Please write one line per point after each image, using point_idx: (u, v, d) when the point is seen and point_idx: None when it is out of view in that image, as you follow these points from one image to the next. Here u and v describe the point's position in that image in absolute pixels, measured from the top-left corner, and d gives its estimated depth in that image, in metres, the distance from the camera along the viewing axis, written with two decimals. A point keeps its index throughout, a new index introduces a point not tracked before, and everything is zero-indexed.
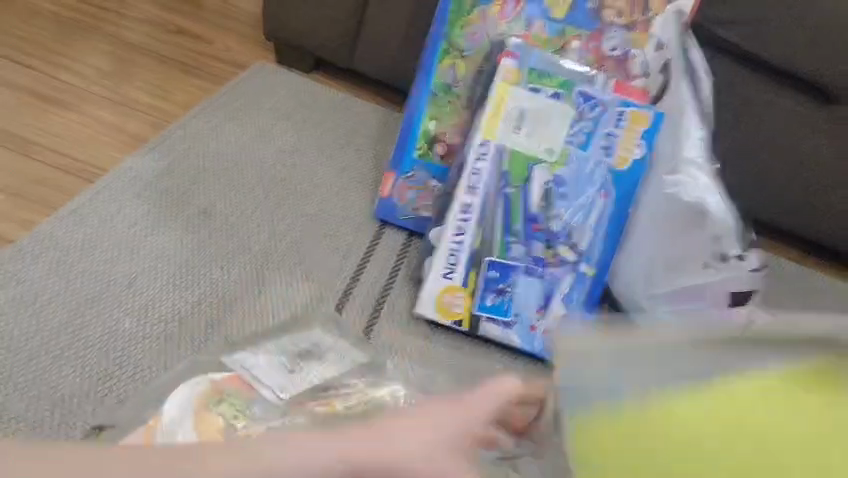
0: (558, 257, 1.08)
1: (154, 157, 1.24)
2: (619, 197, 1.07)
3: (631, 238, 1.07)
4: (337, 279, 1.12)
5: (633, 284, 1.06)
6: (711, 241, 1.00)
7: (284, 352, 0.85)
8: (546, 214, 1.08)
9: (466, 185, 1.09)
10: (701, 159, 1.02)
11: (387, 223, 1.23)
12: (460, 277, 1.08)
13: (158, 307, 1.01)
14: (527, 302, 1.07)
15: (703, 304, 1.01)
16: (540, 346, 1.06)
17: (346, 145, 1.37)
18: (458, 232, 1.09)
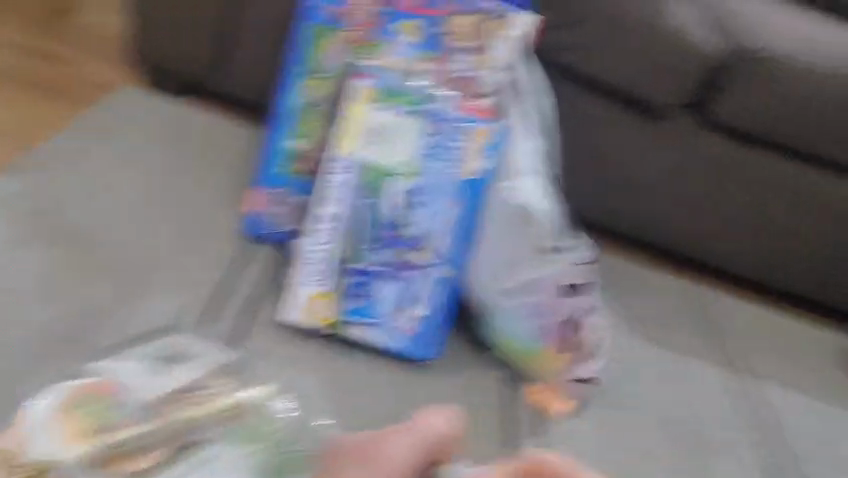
0: (416, 261, 1.17)
1: (17, 179, 1.25)
2: (469, 205, 1.18)
3: (478, 243, 1.19)
4: (206, 292, 1.16)
5: (481, 282, 1.18)
6: (537, 238, 1.16)
7: (148, 356, 0.88)
8: (401, 221, 1.18)
9: (326, 195, 1.20)
10: (528, 167, 1.20)
11: (259, 238, 1.28)
12: (325, 284, 1.17)
13: (24, 326, 1.05)
14: (389, 305, 1.17)
15: (539, 296, 1.15)
16: (403, 344, 1.16)
17: (215, 163, 1.41)
18: (321, 240, 1.19)
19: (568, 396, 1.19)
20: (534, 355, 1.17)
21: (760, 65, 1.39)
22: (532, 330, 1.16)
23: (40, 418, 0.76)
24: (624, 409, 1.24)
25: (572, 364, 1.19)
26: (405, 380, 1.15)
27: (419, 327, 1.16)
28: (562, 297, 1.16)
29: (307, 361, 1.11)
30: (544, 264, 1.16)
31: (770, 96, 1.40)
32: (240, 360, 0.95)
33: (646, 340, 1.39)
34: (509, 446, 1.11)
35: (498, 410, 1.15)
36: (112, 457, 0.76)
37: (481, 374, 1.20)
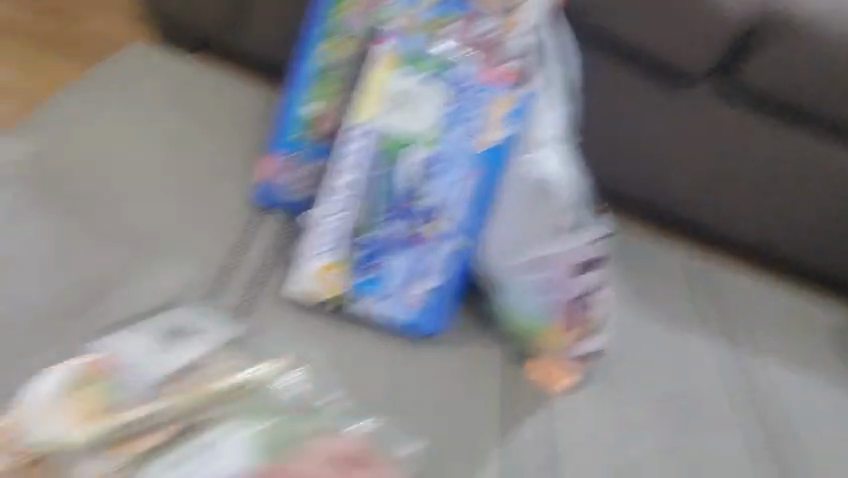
0: (427, 233, 1.15)
1: (24, 146, 1.24)
2: (486, 176, 1.15)
3: (494, 215, 1.17)
4: (215, 260, 1.15)
5: (493, 253, 1.15)
6: (555, 217, 1.16)
7: None
8: (415, 192, 1.16)
9: (341, 165, 1.18)
10: (550, 140, 1.17)
11: (274, 207, 1.25)
12: (334, 255, 1.15)
13: (34, 299, 1.04)
14: (397, 277, 1.15)
15: (552, 273, 1.14)
16: (408, 317, 1.13)
17: (227, 125, 1.38)
18: (334, 210, 1.17)
19: (575, 372, 1.17)
20: (541, 330, 1.15)
21: (805, 39, 1.24)
22: (542, 305, 1.14)
23: None
24: (632, 385, 1.21)
25: (581, 339, 1.17)
26: (413, 353, 1.14)
27: (427, 301, 1.14)
28: (573, 278, 1.16)
29: (315, 332, 1.11)
30: (559, 244, 1.17)
31: (811, 67, 1.26)
32: (245, 334, 0.95)
33: (660, 316, 1.34)
34: (513, 420, 1.10)
35: (501, 386, 1.14)
36: None
37: (488, 348, 1.18)
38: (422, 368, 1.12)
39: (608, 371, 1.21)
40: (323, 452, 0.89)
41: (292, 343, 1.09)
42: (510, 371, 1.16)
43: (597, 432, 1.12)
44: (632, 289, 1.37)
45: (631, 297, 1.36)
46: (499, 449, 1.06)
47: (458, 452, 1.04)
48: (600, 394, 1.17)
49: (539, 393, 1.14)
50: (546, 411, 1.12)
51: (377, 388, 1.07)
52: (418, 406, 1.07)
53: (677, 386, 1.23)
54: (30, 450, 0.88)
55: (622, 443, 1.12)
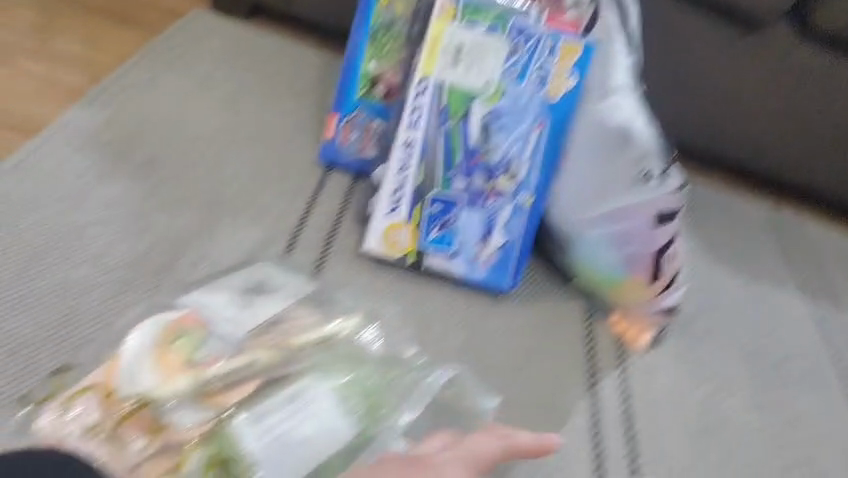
0: (497, 188, 1.14)
1: (92, 111, 1.23)
2: (555, 127, 1.13)
3: (567, 167, 1.14)
4: (287, 221, 1.15)
5: (565, 206, 1.13)
6: (637, 163, 1.08)
7: (231, 288, 0.89)
8: (484, 147, 1.14)
9: (408, 121, 1.15)
10: (626, 87, 1.11)
11: (333, 165, 1.26)
12: (404, 213, 1.15)
13: (110, 255, 1.02)
14: (470, 234, 1.14)
15: (633, 225, 1.09)
16: (482, 274, 1.13)
17: (287, 91, 1.38)
18: (402, 168, 1.15)
19: (649, 328, 1.13)
20: (616, 283, 1.13)
21: None
22: (619, 257, 1.11)
23: (133, 358, 0.75)
24: (713, 338, 1.17)
25: (658, 292, 1.11)
26: (489, 309, 1.12)
27: (499, 257, 1.13)
28: (658, 227, 1.08)
29: (390, 288, 1.11)
30: (644, 191, 1.08)
31: None
32: (322, 292, 0.95)
33: (735, 271, 1.30)
34: (594, 374, 1.08)
35: (579, 341, 1.12)
36: (209, 391, 0.75)
37: (562, 303, 1.16)
38: (499, 323, 1.11)
39: (684, 324, 1.18)
40: (496, 442, 0.83)
41: (369, 299, 1.08)
42: (586, 327, 1.14)
43: (677, 387, 1.09)
44: (706, 244, 1.33)
45: (702, 253, 1.31)
46: (586, 403, 1.04)
47: (542, 406, 1.02)
48: (679, 349, 1.14)
49: (616, 348, 1.12)
50: (622, 366, 1.10)
51: (456, 342, 1.06)
52: (500, 360, 1.06)
53: (757, 340, 1.19)
54: (82, 429, 0.70)
55: (708, 395, 1.09)
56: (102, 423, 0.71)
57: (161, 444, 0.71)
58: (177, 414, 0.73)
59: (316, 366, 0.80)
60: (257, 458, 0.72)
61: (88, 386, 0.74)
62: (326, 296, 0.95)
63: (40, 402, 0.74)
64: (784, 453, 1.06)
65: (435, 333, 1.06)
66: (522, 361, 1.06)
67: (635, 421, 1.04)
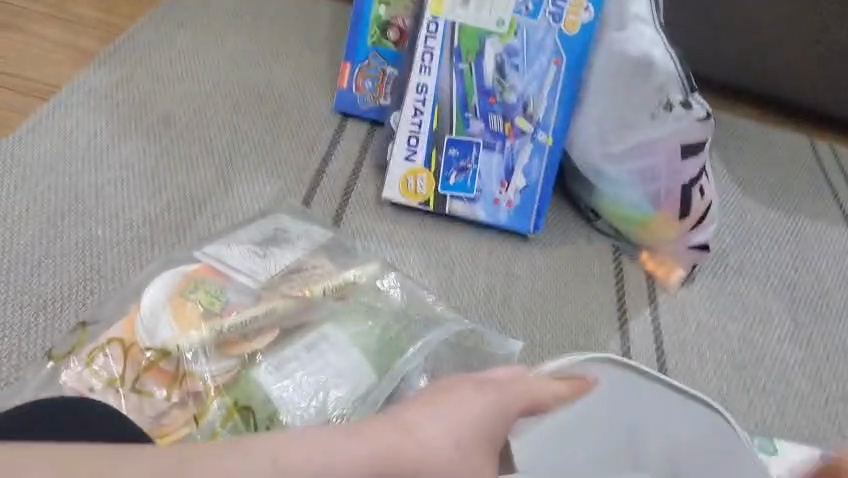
0: (515, 129, 1.12)
1: (105, 72, 1.23)
2: (572, 62, 1.09)
3: (586, 103, 1.10)
4: (304, 173, 1.13)
5: (586, 144, 1.10)
6: (658, 92, 1.04)
7: (249, 239, 0.88)
8: (501, 87, 1.12)
9: (420, 64, 1.13)
10: (646, 15, 1.05)
11: (349, 114, 1.24)
12: (422, 159, 1.13)
13: (128, 214, 1.02)
14: (490, 176, 1.12)
15: (658, 161, 1.05)
16: (505, 218, 1.11)
17: (301, 44, 1.35)
18: (416, 113, 1.13)
19: (682, 265, 1.11)
20: (643, 221, 1.10)
21: None
22: (645, 195, 1.08)
23: (151, 309, 0.74)
24: (747, 273, 1.14)
25: (689, 230, 1.08)
26: (514, 253, 1.10)
27: (521, 199, 1.11)
28: (683, 160, 1.05)
29: (411, 236, 1.09)
30: (667, 122, 1.04)
31: None
32: (340, 242, 0.93)
33: (767, 204, 1.25)
34: (624, 313, 1.05)
35: (607, 281, 1.09)
36: (228, 340, 0.75)
37: (589, 244, 1.13)
38: (523, 266, 1.08)
39: (717, 263, 1.14)
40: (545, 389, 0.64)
41: (389, 248, 1.06)
42: (614, 266, 1.11)
43: (711, 322, 1.06)
44: (737, 181, 1.29)
45: (735, 189, 1.27)
46: (617, 342, 1.01)
47: (571, 347, 0.99)
48: (712, 286, 1.11)
49: (647, 286, 1.09)
50: (653, 304, 1.07)
51: (480, 286, 1.04)
52: (527, 303, 1.03)
53: (792, 272, 1.15)
54: (101, 384, 0.71)
55: (743, 331, 1.06)
56: (124, 375, 0.71)
57: (181, 394, 0.71)
58: (199, 366, 0.72)
59: (334, 315, 0.80)
60: (279, 405, 0.71)
61: (108, 341, 0.74)
62: (344, 245, 0.93)
63: (59, 359, 0.74)
64: (828, 388, 1.01)
65: (458, 278, 1.04)
66: (549, 302, 1.04)
67: (667, 357, 1.01)
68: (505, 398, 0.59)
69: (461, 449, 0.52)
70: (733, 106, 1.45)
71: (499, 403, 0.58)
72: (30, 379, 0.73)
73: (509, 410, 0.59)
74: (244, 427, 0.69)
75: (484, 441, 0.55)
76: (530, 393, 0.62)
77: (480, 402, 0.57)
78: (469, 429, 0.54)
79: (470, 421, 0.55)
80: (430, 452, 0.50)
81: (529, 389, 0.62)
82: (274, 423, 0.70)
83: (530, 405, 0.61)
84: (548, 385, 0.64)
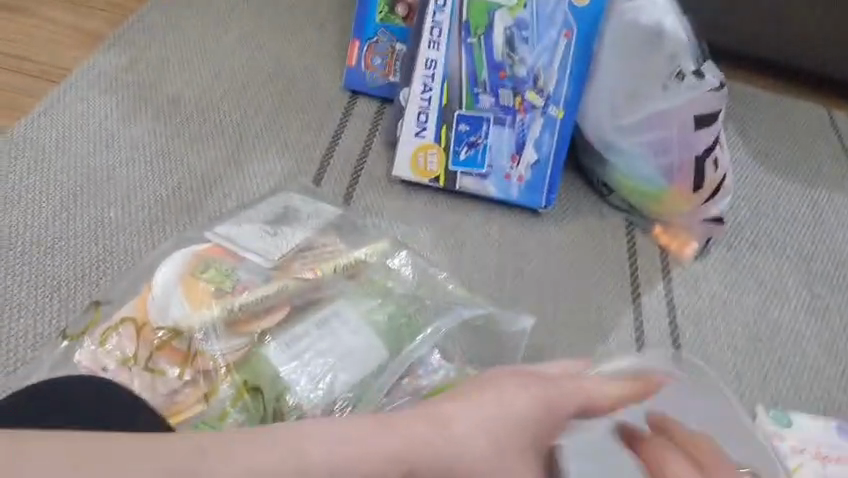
0: (526, 103, 1.10)
1: (114, 54, 1.23)
2: (583, 34, 1.07)
3: (598, 75, 1.08)
4: (314, 152, 1.13)
5: (598, 117, 1.09)
6: (669, 62, 1.02)
7: (259, 220, 0.88)
8: (510, 60, 1.10)
9: (428, 39, 1.12)
10: None
11: (358, 92, 1.23)
12: (432, 135, 1.12)
13: (139, 195, 1.02)
14: (501, 151, 1.11)
15: (670, 132, 1.04)
16: (516, 193, 1.10)
17: (309, 22, 1.35)
18: (426, 89, 1.12)
19: (695, 238, 1.10)
20: (656, 195, 1.09)
21: None
22: (658, 168, 1.07)
23: (163, 289, 0.75)
24: (762, 245, 1.12)
25: (702, 204, 1.08)
26: (525, 228, 1.09)
27: (532, 174, 1.10)
28: (696, 131, 1.04)
29: (422, 213, 1.08)
30: (679, 92, 1.03)
31: None
32: (350, 220, 0.93)
33: (783, 175, 1.24)
34: (637, 287, 1.04)
35: (620, 255, 1.08)
36: (240, 320, 0.75)
37: (602, 218, 1.12)
38: (535, 241, 1.08)
39: (731, 235, 1.13)
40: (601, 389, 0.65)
41: (400, 225, 1.06)
42: (627, 240, 1.10)
43: (726, 295, 1.05)
44: (752, 152, 1.27)
45: (750, 160, 1.25)
46: (630, 316, 1.01)
47: (584, 322, 0.99)
48: (727, 259, 1.09)
49: (661, 260, 1.08)
50: (667, 278, 1.06)
51: (492, 262, 1.04)
52: (539, 279, 1.03)
53: (809, 244, 1.14)
54: (113, 364, 0.72)
55: (758, 303, 1.05)
56: (137, 355, 0.72)
57: (193, 373, 0.71)
58: (211, 346, 0.72)
59: (343, 293, 0.80)
60: (288, 384, 0.72)
61: (121, 320, 0.74)
62: (354, 223, 0.93)
63: (73, 338, 0.75)
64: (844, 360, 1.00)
65: (469, 255, 1.04)
66: (561, 278, 1.03)
67: (681, 331, 1.00)
68: (552, 393, 0.62)
69: (499, 453, 0.56)
70: (750, 77, 1.42)
71: (547, 403, 0.61)
72: (46, 358, 0.74)
73: (558, 415, 0.61)
74: (254, 407, 0.70)
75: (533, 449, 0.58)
76: (588, 402, 0.63)
77: (527, 399, 0.60)
78: (500, 426, 0.57)
79: (514, 421, 0.58)
80: (463, 450, 0.54)
81: (581, 391, 0.64)
82: (281, 404, 0.71)
83: (583, 405, 0.63)
84: (605, 387, 0.65)
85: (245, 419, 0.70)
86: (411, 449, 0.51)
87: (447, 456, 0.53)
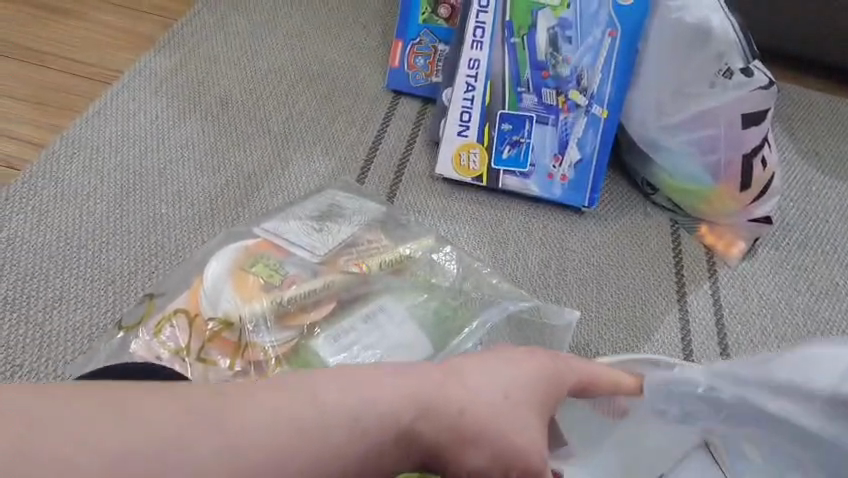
0: (569, 103, 1.11)
1: (165, 56, 1.26)
2: (628, 34, 1.06)
3: (641, 74, 1.08)
4: (358, 151, 1.15)
5: (645, 116, 1.08)
6: (717, 59, 1.00)
7: (305, 215, 0.90)
8: (554, 60, 1.11)
9: (472, 39, 1.13)
10: None
11: (401, 93, 1.25)
12: (475, 134, 1.13)
13: (190, 193, 1.05)
14: (543, 151, 1.12)
15: (716, 131, 1.03)
16: (559, 192, 1.10)
17: (354, 23, 1.37)
18: (469, 89, 1.13)
19: (742, 238, 1.09)
20: (702, 194, 1.08)
21: None
22: (704, 166, 1.06)
23: (213, 283, 0.76)
24: (812, 246, 1.10)
25: (749, 204, 1.06)
26: (568, 227, 1.09)
27: (576, 173, 1.10)
28: (744, 129, 1.02)
29: (465, 212, 1.09)
30: (727, 90, 1.01)
31: None
32: (394, 216, 0.94)
33: (834, 176, 1.21)
34: (682, 286, 1.04)
35: (665, 253, 1.08)
36: (288, 312, 0.76)
37: (646, 218, 1.12)
38: (578, 238, 1.08)
39: (779, 235, 1.12)
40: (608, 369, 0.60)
41: (442, 223, 1.07)
42: (672, 237, 1.09)
43: (774, 296, 1.04)
44: (801, 151, 1.25)
45: (799, 160, 1.23)
46: (675, 315, 1.00)
47: (628, 322, 0.98)
48: (775, 258, 1.08)
49: (708, 259, 1.07)
50: (713, 277, 1.05)
51: (535, 260, 1.04)
52: (583, 277, 1.02)
53: None
54: (165, 353, 0.73)
55: (807, 305, 1.03)
56: (189, 346, 0.73)
57: (244, 364, 0.73)
58: (263, 337, 0.74)
59: (390, 288, 0.81)
60: None
61: (174, 312, 0.76)
62: (399, 220, 0.94)
63: (128, 329, 0.77)
64: None
65: (512, 253, 1.04)
66: (604, 276, 1.03)
67: (726, 331, 0.99)
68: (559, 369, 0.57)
69: (509, 400, 0.53)
70: (796, 75, 1.40)
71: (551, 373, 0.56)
72: (102, 349, 0.77)
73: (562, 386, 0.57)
74: None
75: (535, 407, 0.54)
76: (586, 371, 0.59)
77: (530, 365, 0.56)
78: (526, 388, 0.55)
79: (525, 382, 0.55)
80: (474, 397, 0.53)
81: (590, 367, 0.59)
82: None
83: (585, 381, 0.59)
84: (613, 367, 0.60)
85: None
86: (416, 390, 0.52)
87: (457, 399, 0.52)
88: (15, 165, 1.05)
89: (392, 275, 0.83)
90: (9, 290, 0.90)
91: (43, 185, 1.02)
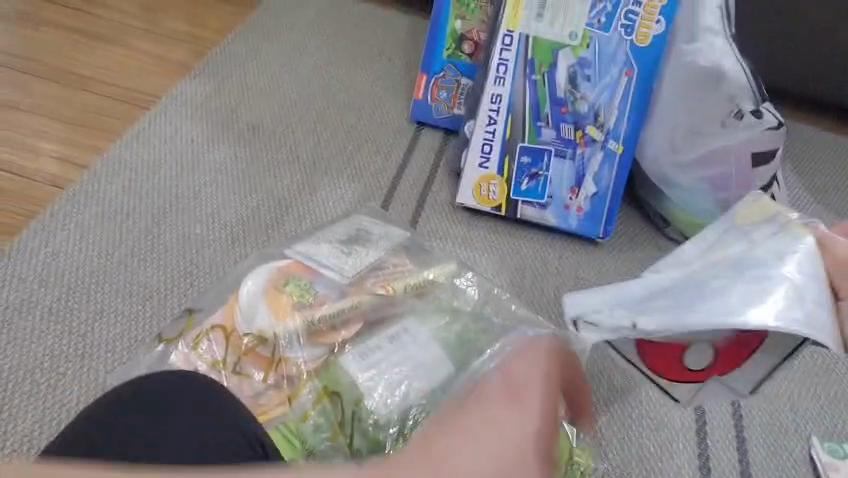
0: (586, 137, 1.16)
1: (200, 84, 1.32)
2: (644, 74, 1.12)
3: (655, 112, 1.13)
4: (382, 179, 1.19)
5: (660, 153, 1.13)
6: (729, 101, 1.07)
7: (335, 237, 0.95)
8: (572, 97, 1.15)
9: (494, 75, 1.17)
10: (718, 25, 1.06)
11: (424, 124, 1.30)
12: (495, 166, 1.18)
13: (223, 215, 1.10)
14: (560, 183, 1.17)
15: (727, 168, 1.09)
16: (575, 223, 1.15)
17: (379, 57, 1.43)
18: (490, 122, 1.18)
19: None
20: None
21: None
22: (716, 203, 1.12)
23: (250, 300, 0.81)
24: None
25: None
26: (583, 257, 1.13)
27: (591, 206, 1.15)
28: (754, 167, 1.08)
29: (484, 241, 1.13)
30: (738, 131, 1.07)
31: None
32: (418, 243, 0.98)
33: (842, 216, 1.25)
34: None
35: None
36: (318, 331, 0.81)
37: (658, 250, 1.16)
38: (593, 269, 1.12)
39: None
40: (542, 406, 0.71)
41: (462, 251, 1.11)
42: None
43: None
44: (810, 191, 1.29)
45: (809, 199, 1.27)
46: None
47: None
48: None
49: None
50: None
51: (551, 289, 1.08)
52: None
53: None
54: (203, 365, 0.78)
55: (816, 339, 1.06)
56: (226, 359, 0.78)
57: (276, 378, 0.77)
58: (294, 352, 0.79)
59: (414, 311, 0.86)
60: (364, 391, 0.77)
61: (210, 327, 0.81)
62: (422, 246, 0.98)
63: (168, 341, 0.82)
64: None
65: (529, 281, 1.08)
66: None
67: None
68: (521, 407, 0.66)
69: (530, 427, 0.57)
70: (805, 117, 1.45)
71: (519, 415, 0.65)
72: (142, 360, 0.81)
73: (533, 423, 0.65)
74: (331, 411, 0.76)
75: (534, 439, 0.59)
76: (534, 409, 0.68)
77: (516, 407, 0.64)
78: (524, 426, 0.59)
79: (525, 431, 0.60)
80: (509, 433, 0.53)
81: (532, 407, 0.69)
82: (358, 408, 0.76)
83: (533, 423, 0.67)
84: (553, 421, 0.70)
85: (323, 420, 0.75)
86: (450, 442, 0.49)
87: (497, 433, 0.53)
88: (60, 184, 1.10)
89: (415, 298, 0.88)
90: (54, 302, 0.95)
91: (84, 204, 1.08)
